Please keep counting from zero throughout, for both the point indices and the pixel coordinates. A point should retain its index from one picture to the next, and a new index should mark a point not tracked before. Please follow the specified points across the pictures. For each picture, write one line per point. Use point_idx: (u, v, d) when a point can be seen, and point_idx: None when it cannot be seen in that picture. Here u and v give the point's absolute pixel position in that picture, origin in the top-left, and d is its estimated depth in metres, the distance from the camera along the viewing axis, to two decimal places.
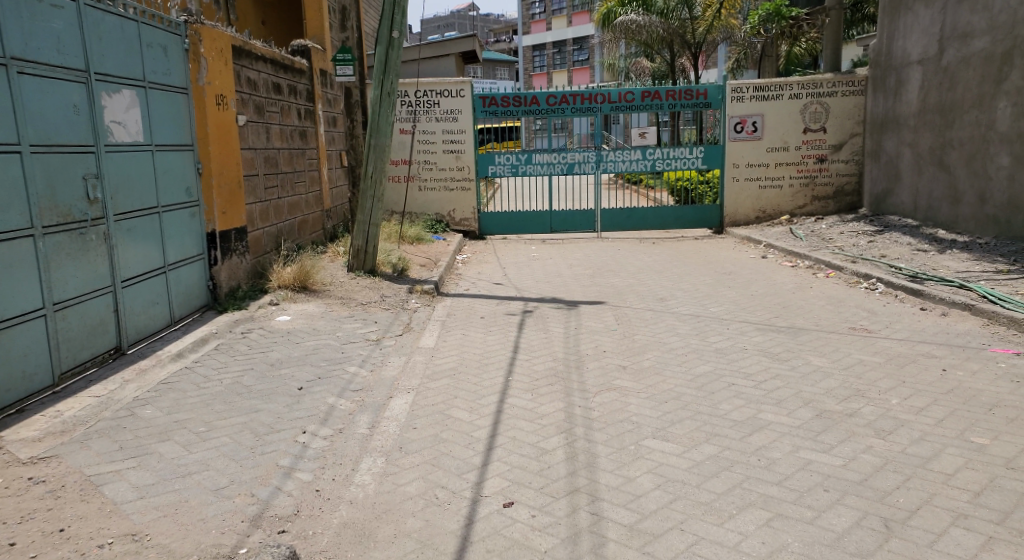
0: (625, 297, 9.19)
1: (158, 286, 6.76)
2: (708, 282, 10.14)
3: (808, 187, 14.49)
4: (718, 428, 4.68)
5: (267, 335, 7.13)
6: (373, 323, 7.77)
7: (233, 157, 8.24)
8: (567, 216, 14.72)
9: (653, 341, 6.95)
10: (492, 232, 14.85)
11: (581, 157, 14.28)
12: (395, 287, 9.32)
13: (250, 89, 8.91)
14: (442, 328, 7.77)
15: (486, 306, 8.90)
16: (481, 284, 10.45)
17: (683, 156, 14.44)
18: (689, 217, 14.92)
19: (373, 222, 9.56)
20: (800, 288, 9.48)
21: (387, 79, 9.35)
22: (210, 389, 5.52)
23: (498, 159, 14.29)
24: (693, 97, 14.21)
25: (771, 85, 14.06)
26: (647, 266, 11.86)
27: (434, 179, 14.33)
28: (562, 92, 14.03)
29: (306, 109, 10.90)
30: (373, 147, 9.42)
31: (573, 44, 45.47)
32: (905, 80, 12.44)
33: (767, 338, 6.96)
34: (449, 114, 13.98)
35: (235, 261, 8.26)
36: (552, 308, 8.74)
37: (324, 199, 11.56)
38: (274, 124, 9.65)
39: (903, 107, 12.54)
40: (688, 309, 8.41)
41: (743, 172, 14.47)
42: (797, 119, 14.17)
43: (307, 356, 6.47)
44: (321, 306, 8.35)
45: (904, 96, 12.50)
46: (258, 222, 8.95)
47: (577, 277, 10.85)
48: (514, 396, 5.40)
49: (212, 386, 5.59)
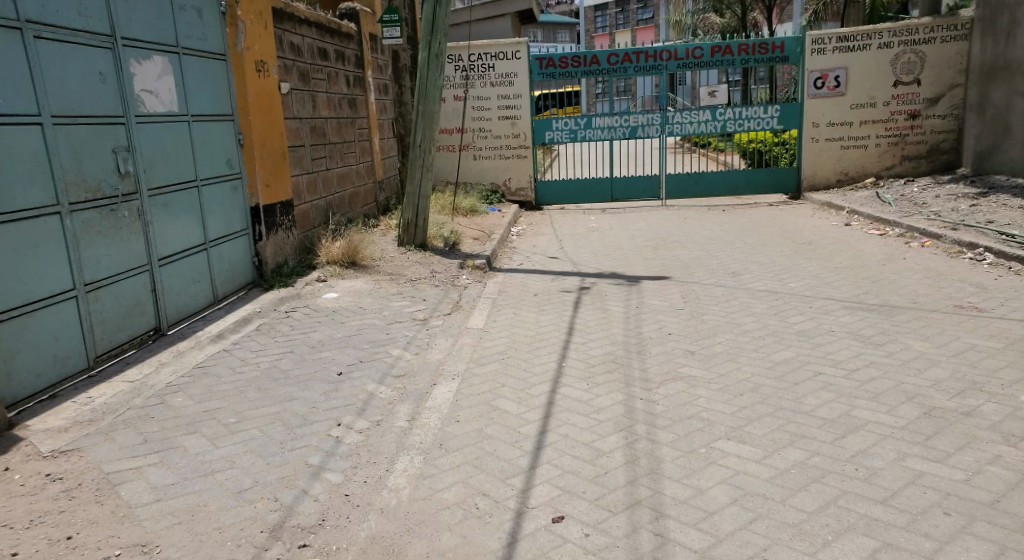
0: (693, 271, 8.50)
1: (199, 262, 6.40)
2: (785, 254, 9.33)
3: (897, 146, 13.38)
4: (804, 428, 4.04)
5: (309, 314, 6.73)
6: (421, 301, 7.31)
7: (276, 127, 7.83)
8: (630, 183, 13.95)
9: (725, 322, 6.29)
10: (550, 202, 14.21)
11: (644, 120, 13.47)
12: (447, 262, 8.85)
13: (294, 54, 8.50)
14: (495, 307, 7.27)
15: (540, 282, 8.36)
16: (538, 258, 9.88)
17: (757, 115, 13.52)
18: (763, 182, 14.00)
19: (421, 192, 9.06)
20: (888, 261, 8.60)
21: (435, 40, 8.80)
22: (246, 374, 5.13)
23: (557, 125, 13.63)
24: (769, 51, 13.26)
25: (855, 35, 12.98)
26: (717, 236, 11.09)
27: (490, 146, 13.72)
28: (624, 51, 13.25)
29: (355, 76, 10.46)
30: (421, 112, 8.94)
31: (638, 5, 44.02)
32: (1022, 19, 11.23)
33: (856, 320, 6.22)
34: (505, 78, 13.35)
35: (281, 235, 7.88)
36: (614, 284, 8.13)
37: (376, 170, 11.15)
38: (320, 92, 9.23)
39: (1019, 51, 11.37)
40: (764, 284, 7.69)
41: (823, 132, 13.43)
42: (885, 72, 13.06)
43: (349, 337, 6.04)
44: (368, 282, 7.93)
45: (1020, 38, 11.31)
46: (305, 194, 8.57)
47: (641, 249, 10.19)
48: (567, 386, 4.85)
49: (248, 370, 5.20)
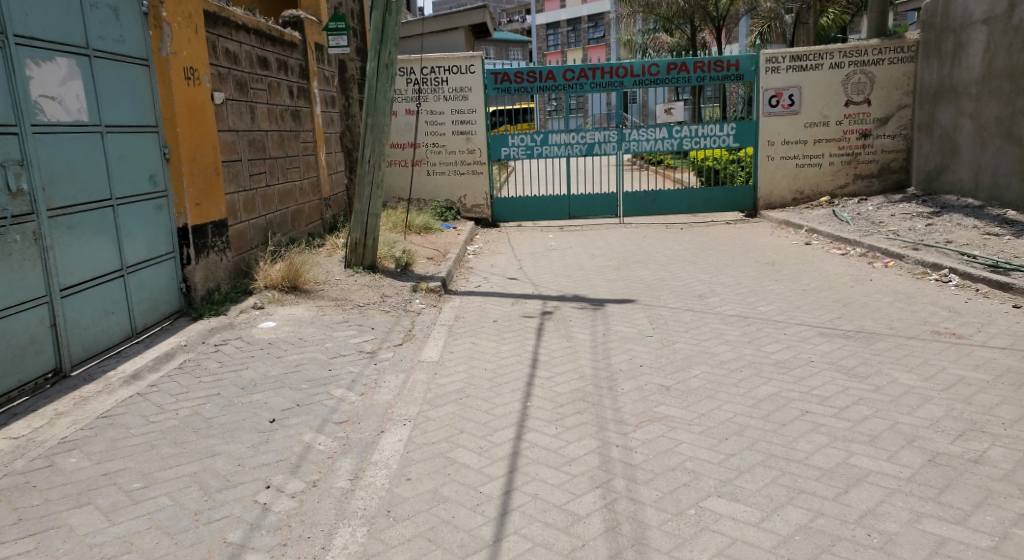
0: (659, 294, 8.08)
1: (114, 290, 5.74)
2: (750, 275, 9.00)
3: (850, 165, 13.22)
4: (802, 481, 3.58)
5: (240, 348, 6.09)
6: (369, 330, 6.72)
7: (209, 139, 7.19)
8: (587, 201, 13.55)
9: (698, 352, 5.86)
10: (506, 219, 13.74)
11: (600, 137, 13.15)
12: (397, 285, 8.27)
13: (229, 62, 7.88)
14: (450, 335, 6.71)
15: (497, 307, 7.82)
16: (494, 279, 9.35)
17: (714, 133, 13.22)
18: (720, 200, 13.75)
19: (370, 211, 8.48)
20: (855, 282, 8.31)
21: (385, 49, 8.27)
22: (160, 425, 4.49)
23: (512, 141, 13.18)
24: (724, 69, 13.00)
25: (809, 55, 12.82)
26: (678, 255, 10.73)
27: (445, 162, 13.19)
28: (580, 66, 12.84)
29: (300, 87, 9.84)
30: (370, 126, 8.35)
31: (589, 23, 44.13)
32: (966, 42, 11.17)
33: (835, 348, 5.83)
34: (459, 92, 12.84)
35: (213, 259, 7.21)
36: (576, 308, 7.65)
37: (322, 187, 10.52)
38: (260, 103, 8.59)
39: (962, 73, 11.30)
40: (734, 309, 7.30)
41: (779, 150, 13.25)
42: (837, 91, 12.92)
43: (285, 377, 5.44)
44: (311, 308, 7.31)
45: (963, 60, 11.25)
46: (241, 213, 7.92)
47: (602, 269, 9.75)
48: (534, 431, 4.32)
49: (164, 419, 4.57)
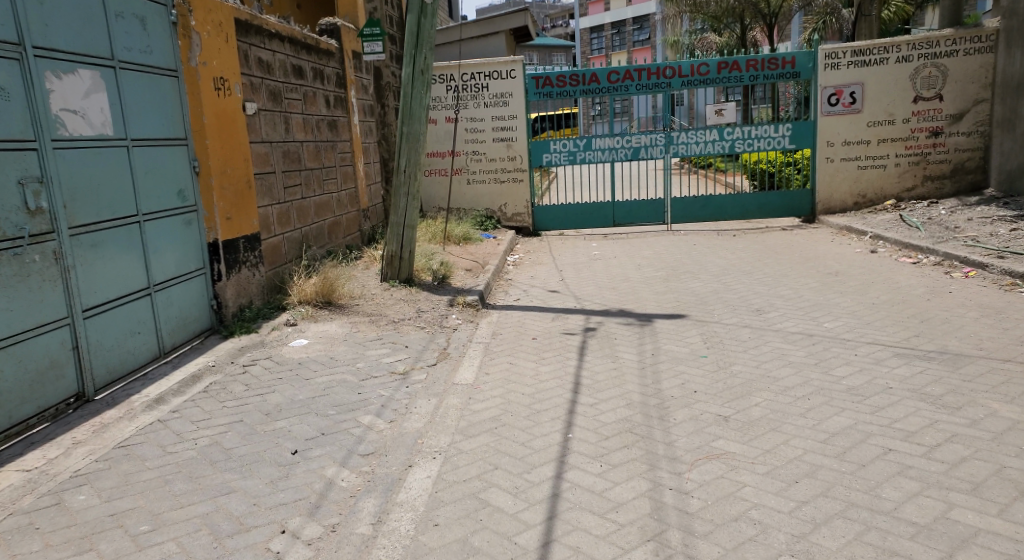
0: (712, 308, 7.58)
1: (140, 310, 5.47)
2: (811, 287, 8.44)
3: (918, 166, 12.48)
4: (892, 540, 3.31)
5: (267, 368, 5.77)
6: (403, 348, 6.36)
7: (240, 152, 6.91)
8: (633, 208, 13.08)
9: (758, 376, 5.37)
10: (549, 228, 13.31)
11: (647, 141, 12.66)
12: (434, 299, 7.93)
13: (262, 72, 7.61)
14: (486, 354, 6.32)
15: (539, 323, 7.42)
16: (536, 292, 8.95)
17: (767, 134, 12.64)
18: (775, 205, 13.11)
19: (406, 222, 8.15)
20: (932, 295, 7.71)
21: (420, 54, 7.94)
22: (178, 457, 4.17)
23: (554, 146, 12.78)
24: (779, 66, 12.41)
25: (872, 49, 12.17)
26: (731, 265, 10.18)
27: (485, 170, 12.83)
28: (626, 68, 12.38)
29: (336, 96, 9.58)
30: (405, 134, 8.03)
31: (634, 26, 43.58)
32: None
33: (916, 373, 5.34)
34: (500, 98, 12.48)
35: (245, 273, 6.93)
36: (623, 323, 7.21)
37: (360, 197, 10.25)
38: (294, 113, 8.35)
39: None
40: (796, 325, 6.78)
41: (839, 151, 12.58)
42: (905, 86, 12.21)
43: (309, 400, 5.09)
44: (344, 324, 6.99)
45: None
46: (275, 226, 7.66)
47: (650, 281, 9.28)
48: (576, 469, 3.96)
49: (183, 450, 4.25)
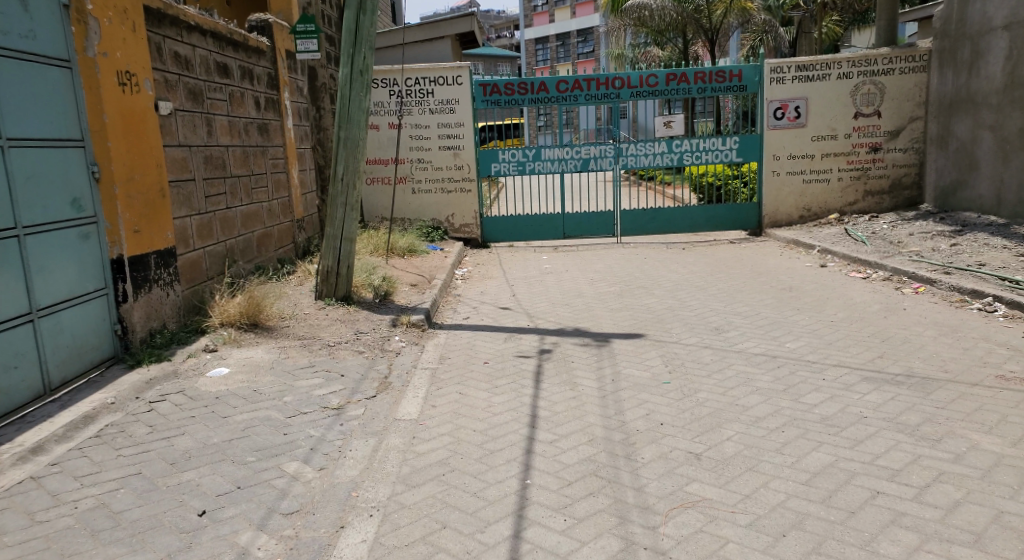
0: (670, 327, 7.17)
1: (19, 339, 4.89)
2: (768, 303, 8.11)
3: (859, 181, 12.41)
4: None
5: (177, 405, 5.11)
6: (338, 378, 5.74)
7: (151, 155, 6.25)
8: (581, 220, 12.69)
9: (726, 405, 4.93)
10: (497, 239, 12.83)
11: (596, 152, 12.25)
12: (375, 319, 7.34)
13: (179, 67, 6.99)
14: (433, 382, 5.74)
15: (488, 344, 6.89)
16: (485, 309, 8.42)
17: (716, 147, 12.41)
18: (722, 217, 12.89)
19: (344, 234, 7.55)
20: (888, 312, 7.42)
21: (358, 52, 7.37)
22: (47, 529, 3.64)
23: (502, 156, 12.26)
24: (725, 80, 12.16)
25: (815, 64, 12.03)
26: (684, 279, 9.84)
27: (431, 179, 12.26)
28: (575, 77, 11.95)
29: (268, 98, 8.94)
30: (342, 140, 7.44)
31: (579, 38, 43.60)
32: (985, 49, 10.39)
33: (887, 400, 4.86)
34: (446, 105, 11.93)
35: (158, 294, 6.25)
36: (578, 344, 6.73)
37: (294, 206, 9.58)
38: (218, 114, 7.70)
39: (982, 82, 10.52)
40: (759, 346, 6.40)
41: (785, 165, 12.40)
42: (846, 103, 12.11)
43: (223, 446, 4.47)
44: (271, 350, 6.41)
45: (982, 69, 10.47)
46: (194, 240, 7.01)
47: (604, 297, 8.84)
48: (538, 526, 3.55)
49: (56, 521, 3.70)
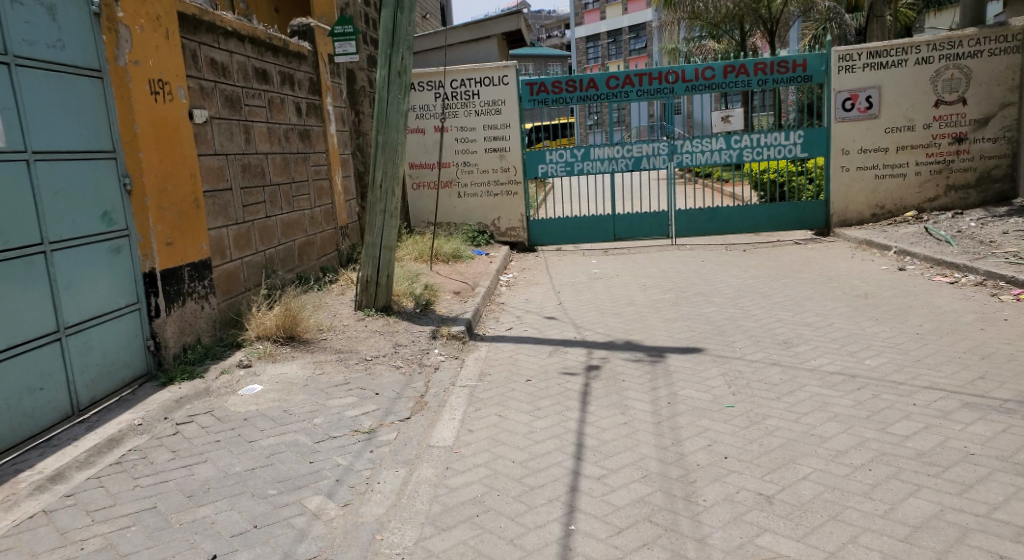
0: (733, 341, 6.61)
1: (45, 358, 4.61)
2: (841, 312, 7.46)
3: (940, 174, 11.53)
4: None
5: (202, 428, 4.77)
6: (372, 397, 5.35)
7: (186, 166, 5.94)
8: (634, 221, 12.06)
9: (800, 434, 4.40)
10: (546, 243, 12.33)
11: (649, 150, 11.65)
12: (416, 332, 6.96)
13: (215, 75, 6.69)
14: (472, 402, 5.30)
15: (535, 358, 6.43)
16: (531, 319, 7.96)
17: (779, 142, 11.70)
18: (787, 217, 12.13)
19: (382, 244, 7.19)
20: (984, 323, 6.71)
21: (396, 53, 6.98)
22: None
23: (550, 156, 11.78)
24: (789, 70, 11.46)
25: (890, 49, 11.22)
26: (746, 285, 9.21)
27: (477, 182, 11.85)
28: (625, 72, 11.43)
29: (309, 104, 8.64)
30: (380, 144, 7.06)
31: (630, 35, 42.80)
32: None
33: (998, 434, 4.35)
34: (492, 105, 11.51)
35: (192, 307, 5.94)
36: (630, 359, 6.24)
37: (338, 214, 9.27)
38: (257, 121, 7.40)
39: None
40: (835, 363, 5.80)
41: (855, 160, 11.62)
42: (926, 90, 11.28)
43: (244, 476, 4.10)
44: (306, 365, 6.04)
45: None
46: (232, 250, 6.73)
47: (658, 305, 8.29)
48: None
49: None
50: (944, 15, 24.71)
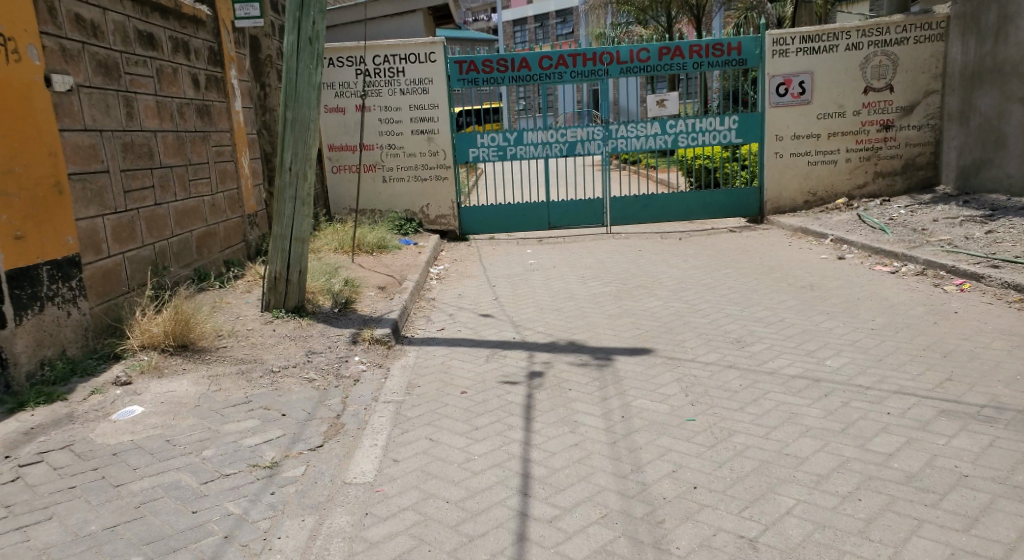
0: (683, 340, 6.09)
1: None
2: (791, 305, 7.03)
3: (870, 161, 11.29)
4: None
5: (54, 469, 4.07)
6: (276, 420, 4.72)
7: (38, 142, 5.06)
8: (569, 208, 11.48)
9: (773, 455, 3.86)
10: (477, 231, 11.63)
11: (583, 134, 11.08)
12: (331, 335, 6.20)
13: (83, 34, 5.75)
14: (397, 424, 4.68)
15: (469, 365, 5.77)
16: (464, 317, 7.26)
17: (713, 127, 11.26)
18: (722, 204, 11.73)
19: (294, 233, 6.37)
20: (936, 317, 6.34)
21: (306, 15, 6.14)
22: None
23: (481, 140, 11.08)
24: (724, 53, 11.03)
25: (822, 34, 10.91)
26: (688, 277, 8.74)
27: (403, 166, 11.04)
28: (560, 51, 10.81)
29: (210, 75, 7.73)
30: (289, 121, 6.22)
31: (558, 19, 42.27)
32: (1015, 13, 9.42)
33: (985, 448, 3.86)
34: (419, 84, 10.71)
35: (51, 315, 5.09)
36: (575, 364, 5.64)
37: (245, 199, 8.37)
38: (142, 93, 6.47)
39: (1010, 51, 9.53)
40: (795, 365, 5.30)
41: (788, 146, 11.29)
42: (855, 77, 11.00)
43: (101, 539, 3.51)
44: (200, 381, 5.25)
45: (1011, 36, 9.49)
46: (110, 244, 5.85)
47: (599, 299, 7.73)
48: None
49: None
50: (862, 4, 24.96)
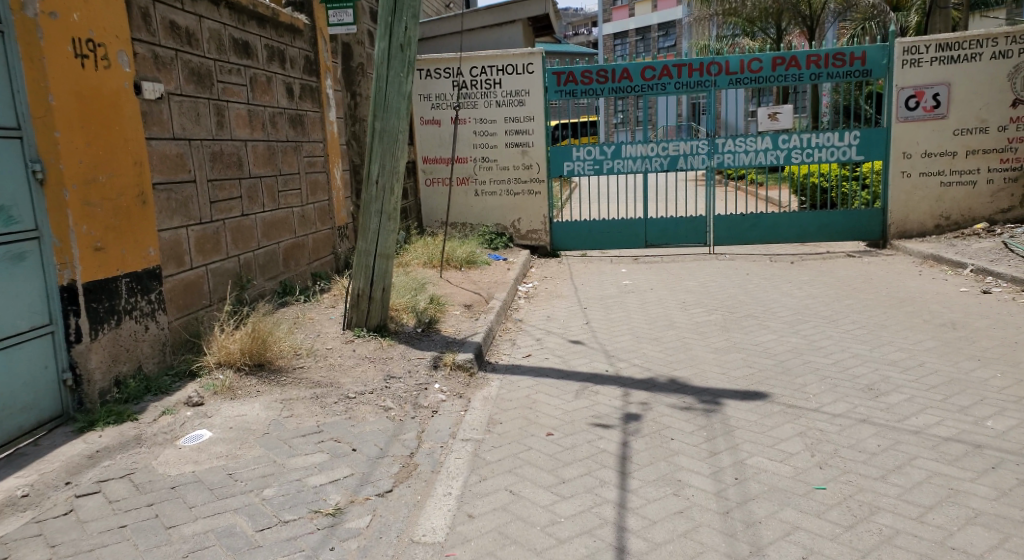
0: (804, 385, 5.35)
1: None
2: (932, 348, 6.16)
3: (1016, 183, 10.14)
4: None
5: (109, 503, 3.72)
6: (346, 456, 4.27)
7: (125, 151, 4.81)
8: (667, 226, 10.74)
9: (936, 549, 3.32)
10: (569, 248, 11.04)
11: (687, 148, 10.32)
12: (411, 359, 5.76)
13: (177, 42, 5.52)
14: (475, 469, 4.18)
15: (557, 401, 5.21)
16: (552, 343, 6.71)
17: (831, 143, 10.31)
18: (839, 226, 10.68)
19: (377, 251, 6.00)
20: None
21: (398, 21, 5.77)
22: None
23: (576, 153, 10.52)
24: (847, 63, 10.10)
25: (962, 42, 9.88)
26: (804, 307, 7.92)
27: (496, 180, 10.62)
28: (662, 62, 10.15)
29: (305, 85, 7.49)
30: (377, 132, 5.86)
31: (660, 32, 41.32)
32: None
33: None
34: (515, 96, 10.28)
35: (129, 330, 4.79)
36: (678, 407, 4.99)
37: (335, 211, 8.10)
38: (234, 101, 6.24)
39: None
40: (952, 426, 4.50)
41: (918, 165, 10.22)
42: (1002, 87, 9.90)
43: None
44: (273, 405, 4.86)
45: None
46: (193, 256, 5.60)
47: (703, 329, 7.03)
48: None
49: None
50: (983, 19, 23.12)
